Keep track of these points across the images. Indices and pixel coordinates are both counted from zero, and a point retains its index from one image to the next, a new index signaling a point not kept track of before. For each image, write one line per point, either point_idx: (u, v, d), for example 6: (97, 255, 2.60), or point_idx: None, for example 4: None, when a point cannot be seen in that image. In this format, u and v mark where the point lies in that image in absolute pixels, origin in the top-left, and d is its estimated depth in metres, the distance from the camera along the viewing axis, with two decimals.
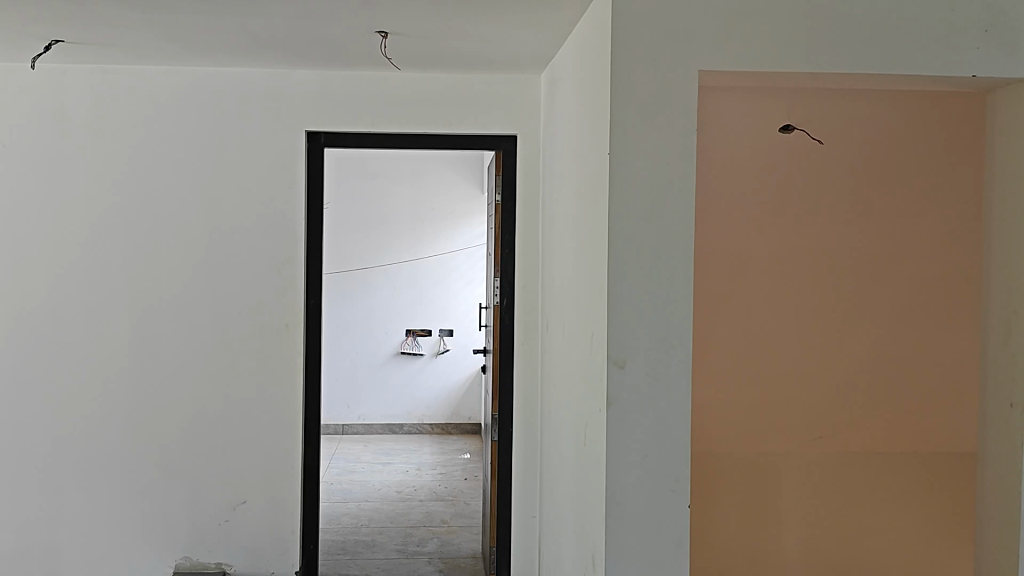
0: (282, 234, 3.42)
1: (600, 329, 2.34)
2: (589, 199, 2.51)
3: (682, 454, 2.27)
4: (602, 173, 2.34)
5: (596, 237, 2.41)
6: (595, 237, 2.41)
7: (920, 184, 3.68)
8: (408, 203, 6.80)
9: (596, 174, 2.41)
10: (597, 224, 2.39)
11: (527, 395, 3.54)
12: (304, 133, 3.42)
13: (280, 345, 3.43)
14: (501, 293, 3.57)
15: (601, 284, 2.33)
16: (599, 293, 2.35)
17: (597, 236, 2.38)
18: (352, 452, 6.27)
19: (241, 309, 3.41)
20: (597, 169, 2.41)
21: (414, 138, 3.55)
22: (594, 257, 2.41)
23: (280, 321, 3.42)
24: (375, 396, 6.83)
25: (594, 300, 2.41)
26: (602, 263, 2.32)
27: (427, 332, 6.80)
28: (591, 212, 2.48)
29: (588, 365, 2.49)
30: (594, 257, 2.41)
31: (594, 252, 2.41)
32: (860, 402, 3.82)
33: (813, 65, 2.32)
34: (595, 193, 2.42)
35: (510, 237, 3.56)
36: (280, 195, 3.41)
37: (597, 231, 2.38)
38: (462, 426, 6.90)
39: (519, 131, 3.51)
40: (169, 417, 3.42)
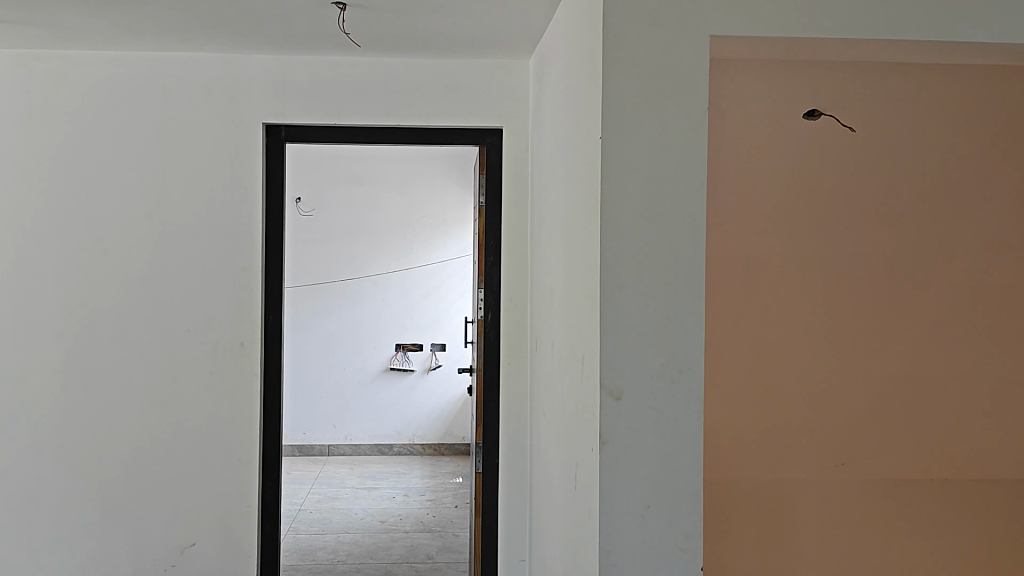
0: (237, 241, 3.02)
1: (591, 353, 1.93)
2: (580, 194, 2.10)
3: (693, 503, 1.85)
4: (593, 163, 1.93)
5: (586, 240, 1.99)
6: (586, 239, 2.00)
7: (974, 185, 3.17)
8: (398, 209, 6.42)
9: (588, 164, 2.01)
10: (588, 224, 1.98)
11: (514, 422, 3.12)
12: (261, 125, 3.03)
13: (235, 366, 3.03)
14: (485, 306, 3.17)
15: (593, 296, 1.92)
16: (592, 308, 1.93)
17: (588, 239, 1.97)
18: (337, 476, 5.84)
19: (191, 326, 3.01)
20: (588, 160, 2.00)
21: (387, 131, 3.13)
22: (585, 263, 2.00)
23: (235, 338, 3.02)
24: (363, 414, 6.43)
25: (585, 317, 2.00)
26: (593, 270, 1.92)
27: (417, 346, 6.39)
28: (582, 210, 2.07)
29: (579, 395, 2.07)
30: (586, 264, 1.99)
31: (585, 259, 2.00)
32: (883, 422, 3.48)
33: (849, 33, 1.91)
34: (586, 188, 2.02)
35: (495, 243, 3.16)
36: (234, 196, 3.01)
37: (588, 234, 1.98)
38: (455, 446, 6.47)
39: (505, 124, 3.11)
40: (109, 448, 3.01)
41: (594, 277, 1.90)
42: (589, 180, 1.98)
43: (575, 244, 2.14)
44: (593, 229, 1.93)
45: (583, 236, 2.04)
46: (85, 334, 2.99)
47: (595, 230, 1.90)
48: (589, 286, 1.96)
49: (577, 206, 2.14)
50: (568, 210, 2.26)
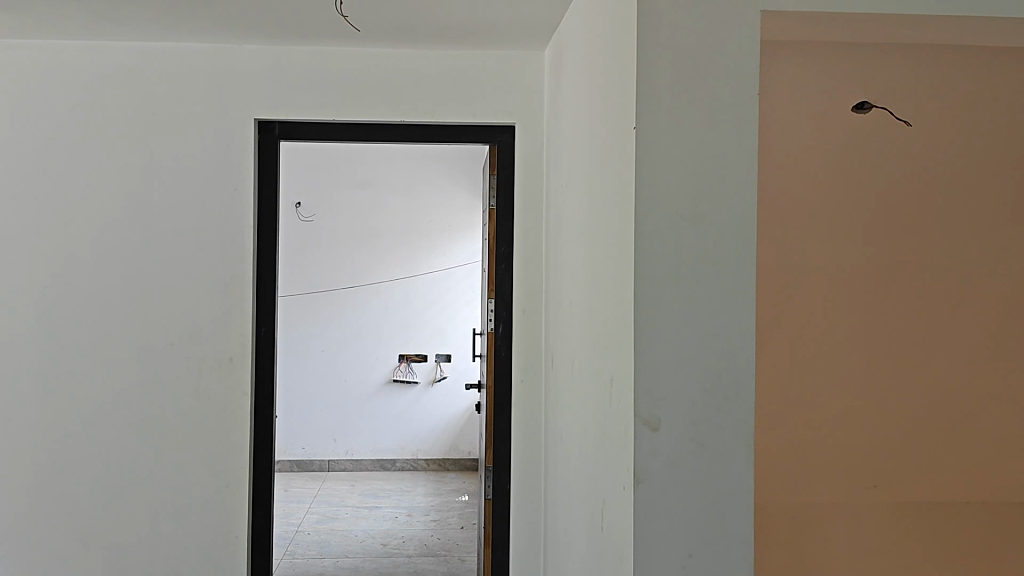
0: (226, 247, 2.77)
1: (622, 378, 1.68)
2: (607, 194, 1.85)
3: (742, 553, 1.59)
4: (625, 157, 1.68)
5: (616, 245, 1.74)
6: (616, 244, 1.74)
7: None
8: (403, 215, 6.18)
9: (618, 160, 1.76)
10: (618, 228, 1.73)
11: (526, 445, 2.87)
12: (253, 122, 2.79)
13: (223, 384, 2.78)
14: (496, 318, 2.92)
15: (625, 310, 1.66)
16: (623, 324, 1.67)
17: (618, 245, 1.72)
18: (337, 494, 5.58)
19: (175, 339, 2.77)
20: (618, 157, 1.76)
21: (390, 127, 2.89)
22: (615, 272, 1.74)
23: (222, 352, 2.78)
24: (365, 428, 6.18)
25: (614, 334, 1.75)
26: (625, 280, 1.66)
27: (422, 357, 6.14)
28: (610, 212, 1.82)
29: (606, 423, 1.82)
30: (615, 274, 1.74)
31: (615, 267, 1.75)
32: (928, 436, 3.28)
33: (919, 8, 1.66)
34: (616, 187, 1.77)
35: (507, 249, 2.92)
36: (223, 198, 2.77)
37: (618, 238, 1.72)
38: (460, 462, 6.20)
39: (516, 121, 2.87)
40: (85, 473, 2.76)
41: (627, 288, 1.65)
42: (620, 178, 1.73)
43: (601, 251, 1.89)
44: (624, 234, 1.67)
45: (611, 241, 1.79)
46: (59, 347, 2.75)
47: (627, 233, 1.65)
48: (620, 299, 1.70)
49: (603, 207, 1.89)
50: (593, 213, 2.01)
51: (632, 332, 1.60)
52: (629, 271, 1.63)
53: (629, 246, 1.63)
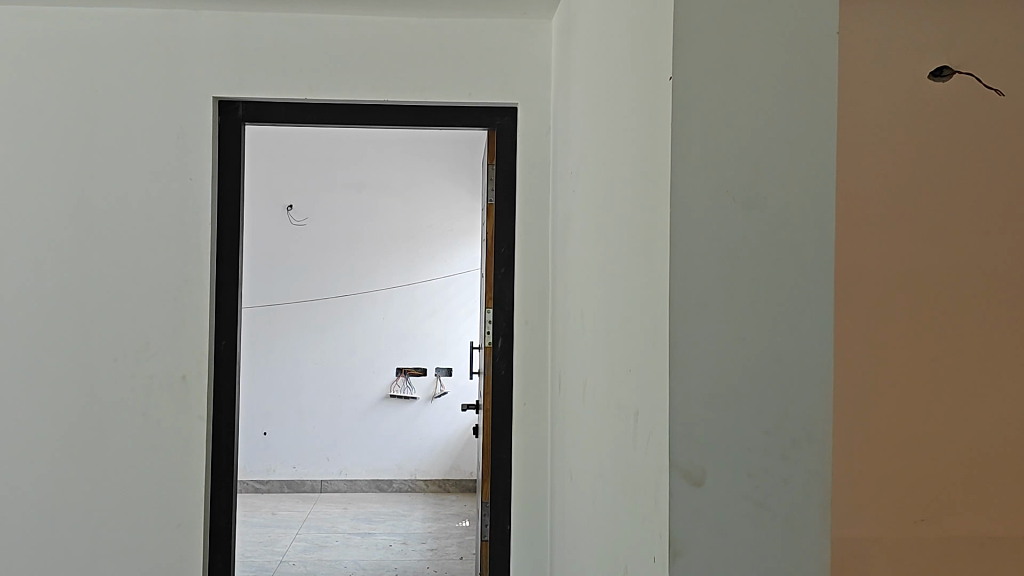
0: (180, 247, 2.38)
1: (652, 417, 1.27)
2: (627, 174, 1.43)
3: None
4: (652, 124, 1.26)
5: (642, 239, 1.32)
6: (641, 238, 1.32)
7: None
8: (400, 218, 5.80)
9: (641, 127, 1.34)
10: (643, 218, 1.31)
11: (528, 478, 2.45)
12: (213, 101, 2.40)
13: (175, 406, 2.38)
14: (495, 331, 2.51)
15: (653, 326, 1.24)
16: (652, 346, 1.25)
17: (644, 239, 1.30)
18: (328, 519, 5.16)
19: (119, 354, 2.37)
20: (642, 129, 1.36)
21: (372, 108, 2.49)
22: (640, 275, 1.32)
23: (173, 370, 2.38)
24: (359, 447, 5.77)
25: (637, 359, 1.35)
26: (653, 287, 1.25)
27: (421, 371, 5.74)
28: (632, 197, 1.40)
29: (628, 470, 1.41)
30: (640, 278, 1.32)
31: (639, 269, 1.33)
32: None
33: None
34: (640, 162, 1.35)
35: (507, 250, 2.52)
36: (176, 190, 2.38)
37: (643, 231, 1.31)
38: (462, 483, 5.77)
39: (517, 102, 2.47)
40: (14, 508, 2.36)
41: (657, 296, 1.23)
42: (644, 150, 1.32)
43: (618, 249, 1.50)
44: (652, 226, 1.26)
45: (634, 235, 1.38)
46: None
47: (656, 224, 1.23)
48: (646, 311, 1.29)
49: (622, 192, 1.48)
50: (609, 203, 1.60)
51: (665, 355, 1.19)
52: (659, 273, 1.21)
53: (659, 242, 1.22)
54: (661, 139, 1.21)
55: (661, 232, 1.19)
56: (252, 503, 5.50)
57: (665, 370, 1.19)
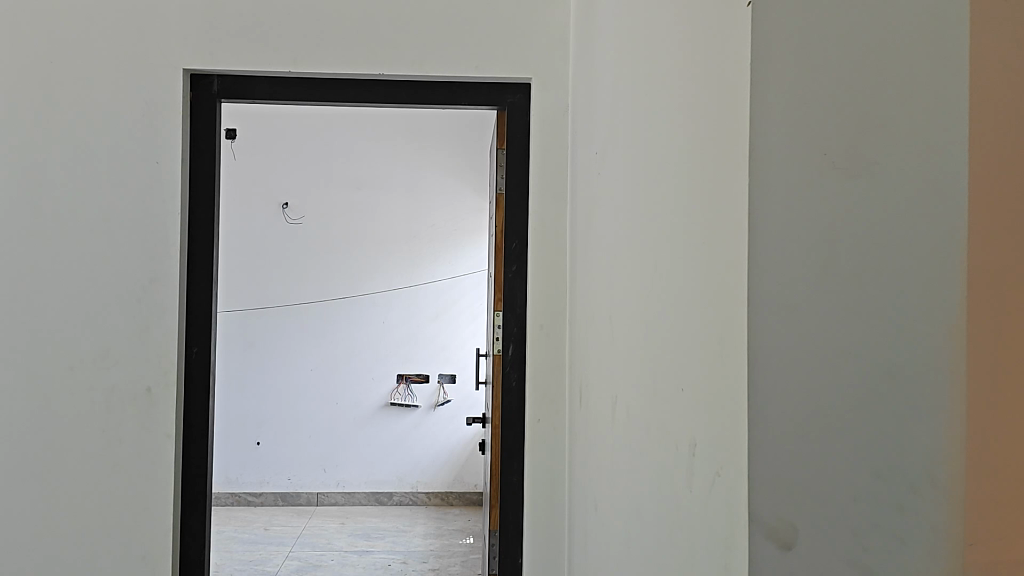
0: (146, 241, 2.09)
1: (714, 456, 0.97)
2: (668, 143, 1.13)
3: None
4: (706, 71, 0.96)
5: (693, 220, 1.02)
6: (692, 218, 1.02)
7: None
8: (402, 217, 5.52)
9: (685, 81, 1.05)
10: (695, 196, 1.01)
11: (542, 504, 2.15)
12: (183, 73, 2.12)
13: (140, 421, 2.09)
14: (505, 337, 2.21)
15: (715, 334, 0.95)
16: (714, 357, 0.96)
17: (698, 222, 1.00)
18: (324, 535, 4.85)
19: (77, 362, 2.08)
20: (683, 83, 1.07)
21: (366, 84, 2.19)
22: (691, 268, 1.03)
23: (137, 381, 2.09)
24: (358, 457, 5.48)
25: (689, 377, 1.05)
26: (712, 285, 0.96)
27: (423, 378, 5.46)
28: (674, 171, 1.10)
29: (678, 516, 1.11)
30: (693, 271, 1.02)
31: (692, 260, 1.03)
32: None
33: None
34: (685, 128, 1.05)
35: (519, 246, 2.21)
36: (142, 176, 2.09)
37: (694, 214, 1.01)
38: (466, 496, 5.47)
39: (532, 77, 2.17)
40: None
41: (717, 294, 0.94)
42: (691, 109, 1.02)
43: (656, 239, 1.20)
44: (707, 201, 0.97)
45: (679, 219, 1.08)
46: None
47: (716, 202, 0.94)
48: (702, 314, 0.99)
49: (660, 166, 1.18)
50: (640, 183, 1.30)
51: (734, 370, 0.89)
52: (725, 264, 0.91)
53: (719, 223, 0.93)
54: (722, 88, 0.91)
55: (726, 209, 0.90)
56: (244, 516, 5.19)
57: (736, 393, 0.88)
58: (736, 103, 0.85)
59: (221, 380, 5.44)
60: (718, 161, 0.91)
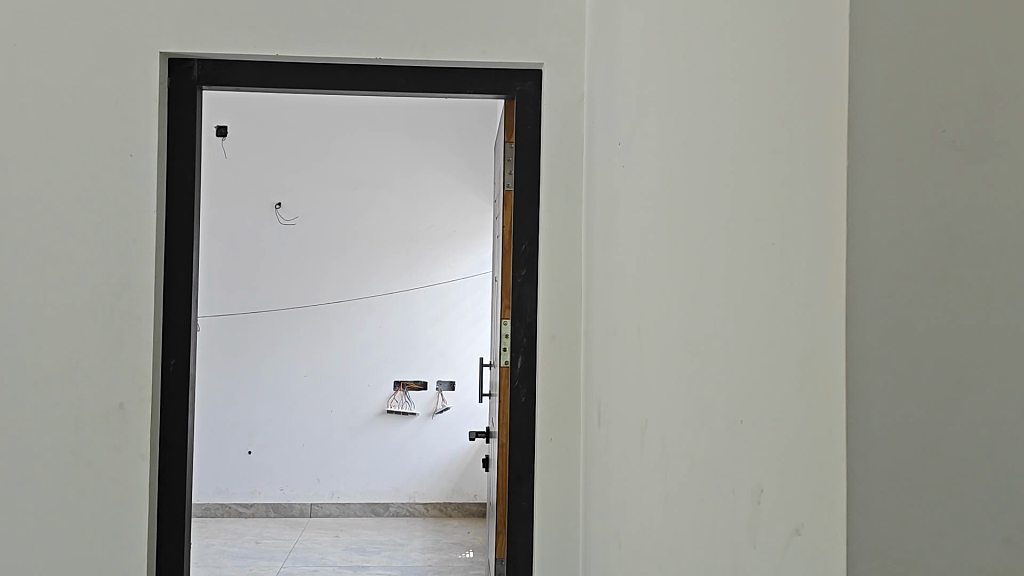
0: (119, 242, 1.90)
1: (788, 514, 0.77)
2: (722, 121, 0.93)
3: None
4: (781, 24, 0.76)
5: (762, 211, 0.81)
6: (761, 208, 0.82)
7: None
8: (400, 217, 5.33)
9: (742, 49, 0.87)
10: (761, 183, 0.81)
11: (554, 531, 1.96)
12: (160, 57, 1.93)
13: (111, 439, 1.89)
14: (513, 348, 2.02)
15: (793, 354, 0.74)
16: (788, 385, 0.76)
17: (769, 214, 0.79)
18: (317, 549, 4.64)
19: (41, 376, 1.87)
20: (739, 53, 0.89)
21: (362, 70, 2.00)
22: (756, 271, 0.83)
23: (109, 397, 1.89)
24: (353, 467, 5.28)
25: (749, 407, 0.86)
26: (787, 294, 0.75)
27: (421, 385, 5.27)
28: (731, 152, 0.90)
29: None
30: (755, 280, 0.83)
31: (757, 262, 0.83)
32: None
33: None
34: (748, 98, 0.84)
35: (529, 248, 2.02)
36: (115, 170, 1.90)
37: (762, 204, 0.81)
38: (465, 507, 5.26)
39: (544, 63, 1.98)
40: None
41: (797, 306, 0.73)
42: (754, 80, 0.83)
43: (702, 242, 1.01)
44: (782, 182, 0.76)
45: (738, 209, 0.88)
46: None
47: (792, 188, 0.73)
48: (773, 331, 0.79)
49: (710, 151, 0.98)
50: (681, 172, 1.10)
51: (823, 406, 0.68)
52: (809, 266, 0.70)
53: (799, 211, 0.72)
54: (802, 40, 0.71)
55: (809, 192, 0.70)
56: (235, 529, 4.98)
57: (826, 435, 0.68)
58: (831, 59, 0.65)
59: (210, 387, 5.24)
60: (799, 131, 0.71)
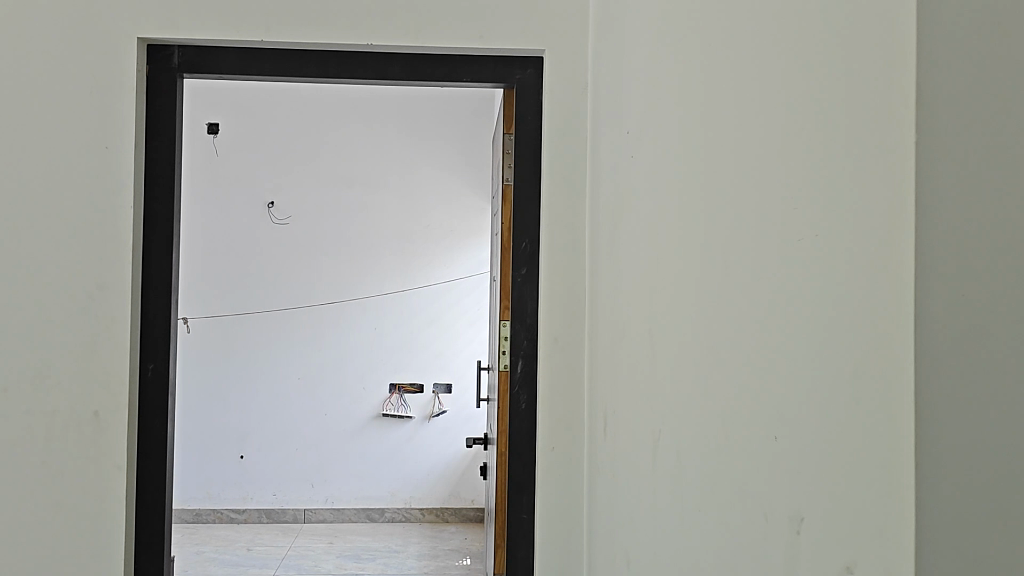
0: (94, 240, 1.78)
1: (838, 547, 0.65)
2: (752, 98, 0.82)
3: None
4: None
5: (807, 198, 0.70)
6: (805, 195, 0.70)
7: None
8: (395, 217, 5.22)
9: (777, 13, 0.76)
10: (804, 164, 0.69)
11: (557, 545, 1.85)
12: (139, 42, 1.81)
13: (87, 450, 1.78)
14: (513, 352, 1.91)
15: (845, 365, 0.63)
16: (839, 401, 0.64)
17: (815, 200, 0.68)
18: (311, 556, 4.53)
19: (10, 383, 1.75)
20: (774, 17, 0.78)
21: (353, 57, 1.89)
22: (798, 267, 0.71)
23: (84, 404, 1.78)
24: (348, 471, 5.16)
25: (788, 420, 0.75)
26: (838, 293, 0.64)
27: (417, 388, 5.16)
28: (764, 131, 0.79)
29: None
30: (794, 274, 0.72)
31: (799, 257, 0.71)
32: None
33: None
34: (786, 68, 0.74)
35: (530, 246, 1.91)
36: (90, 163, 1.78)
37: (805, 189, 0.70)
38: (462, 512, 5.16)
39: (546, 50, 1.87)
40: None
41: (852, 309, 0.61)
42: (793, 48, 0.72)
43: (728, 236, 0.90)
44: (832, 161, 0.64)
45: (773, 197, 0.77)
46: None
47: (845, 168, 0.62)
48: (818, 337, 0.67)
49: (739, 133, 0.87)
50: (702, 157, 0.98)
51: (888, 428, 0.57)
52: (869, 260, 0.59)
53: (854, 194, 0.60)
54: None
55: (868, 171, 0.58)
56: (226, 535, 4.86)
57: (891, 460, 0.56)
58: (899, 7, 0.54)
59: (201, 389, 5.13)
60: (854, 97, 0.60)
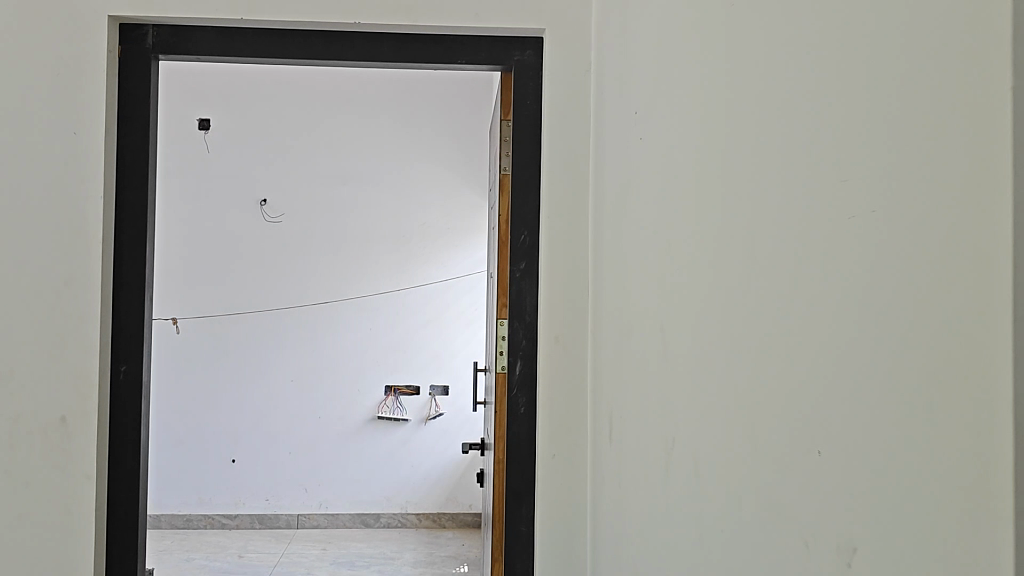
0: (62, 231, 1.66)
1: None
2: (789, 55, 0.70)
3: None
4: None
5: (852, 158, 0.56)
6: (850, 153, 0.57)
7: None
8: (391, 215, 5.10)
9: None
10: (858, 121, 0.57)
11: (558, 559, 1.72)
12: (110, 21, 1.69)
13: (53, 457, 1.65)
14: (511, 352, 1.78)
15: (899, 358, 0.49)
16: (890, 406, 0.51)
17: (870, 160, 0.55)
18: (304, 563, 4.40)
19: None
20: None
21: (341, 37, 1.76)
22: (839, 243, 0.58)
23: (50, 409, 1.65)
24: (343, 475, 5.04)
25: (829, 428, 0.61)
26: (894, 269, 0.50)
27: (414, 390, 5.05)
28: (801, 91, 0.66)
29: None
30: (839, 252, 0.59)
31: (842, 230, 0.58)
32: None
33: None
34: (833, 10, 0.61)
35: (529, 239, 1.79)
36: (58, 149, 1.66)
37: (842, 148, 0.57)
38: (460, 517, 5.04)
39: (546, 30, 1.75)
40: None
41: (913, 286, 0.47)
42: None
43: (756, 218, 0.78)
44: (891, 104, 0.51)
45: (809, 163, 0.64)
46: None
47: None
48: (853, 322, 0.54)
49: (770, 97, 0.74)
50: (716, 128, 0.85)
51: (965, 438, 0.43)
52: (938, 221, 0.45)
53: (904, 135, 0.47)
54: None
55: (943, 108, 0.45)
56: (217, 541, 4.73)
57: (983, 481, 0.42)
58: None
59: (191, 391, 5.00)
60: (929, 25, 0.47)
